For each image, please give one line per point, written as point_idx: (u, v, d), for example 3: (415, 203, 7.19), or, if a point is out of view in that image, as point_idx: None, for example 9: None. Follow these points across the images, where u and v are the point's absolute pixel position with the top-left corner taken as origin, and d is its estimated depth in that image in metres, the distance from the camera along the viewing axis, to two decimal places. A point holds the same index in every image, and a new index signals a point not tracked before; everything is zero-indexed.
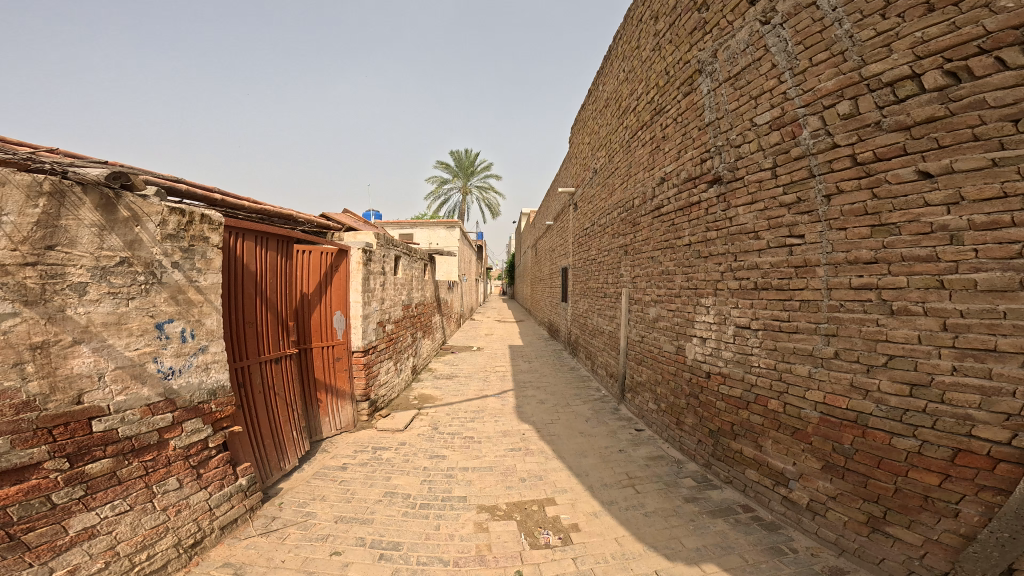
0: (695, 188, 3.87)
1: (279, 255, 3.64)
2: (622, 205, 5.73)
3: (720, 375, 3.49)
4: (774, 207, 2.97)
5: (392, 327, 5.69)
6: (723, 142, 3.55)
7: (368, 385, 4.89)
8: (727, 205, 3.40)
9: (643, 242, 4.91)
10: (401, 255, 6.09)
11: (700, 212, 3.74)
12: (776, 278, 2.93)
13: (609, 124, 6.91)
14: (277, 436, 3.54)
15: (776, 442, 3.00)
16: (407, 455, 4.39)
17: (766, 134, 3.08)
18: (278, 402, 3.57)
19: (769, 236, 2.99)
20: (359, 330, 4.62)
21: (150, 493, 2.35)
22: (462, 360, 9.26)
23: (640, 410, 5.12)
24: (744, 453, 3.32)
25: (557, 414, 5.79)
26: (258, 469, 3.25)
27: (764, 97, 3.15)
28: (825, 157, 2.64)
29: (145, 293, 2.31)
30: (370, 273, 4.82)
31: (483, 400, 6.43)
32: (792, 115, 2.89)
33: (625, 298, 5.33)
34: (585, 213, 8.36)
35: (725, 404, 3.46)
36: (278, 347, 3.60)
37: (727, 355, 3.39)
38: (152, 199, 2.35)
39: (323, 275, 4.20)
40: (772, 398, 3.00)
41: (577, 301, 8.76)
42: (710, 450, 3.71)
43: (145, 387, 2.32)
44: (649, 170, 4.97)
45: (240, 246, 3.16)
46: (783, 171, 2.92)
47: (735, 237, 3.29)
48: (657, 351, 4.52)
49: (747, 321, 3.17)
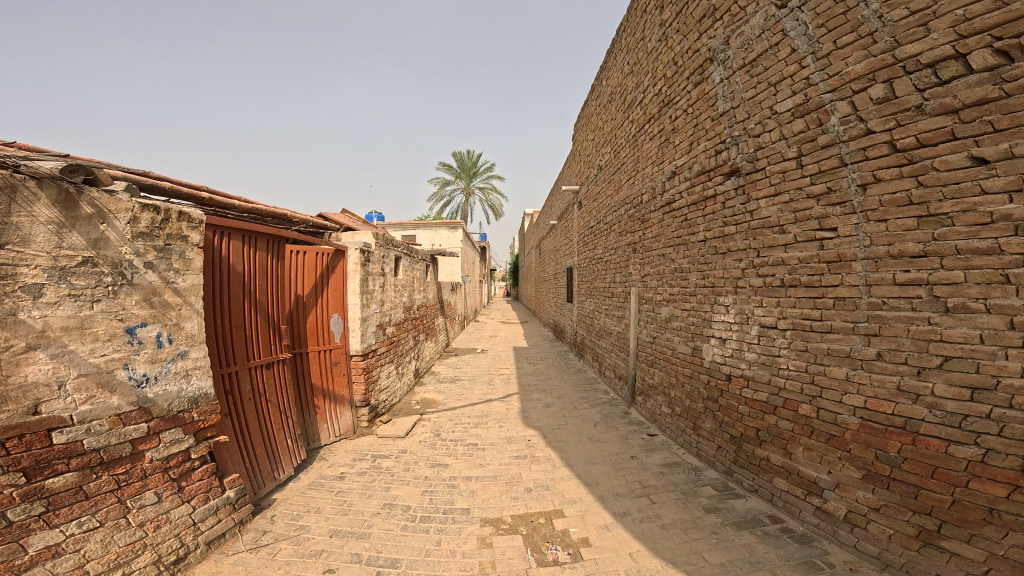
0: (709, 181, 3.64)
1: (270, 256, 3.48)
2: (631, 201, 5.49)
3: (743, 379, 3.25)
4: (800, 199, 2.74)
5: (393, 330, 5.51)
6: (740, 132, 3.32)
7: (368, 390, 4.70)
8: (748, 197, 3.17)
9: (653, 240, 4.67)
10: (402, 256, 5.91)
11: (717, 206, 3.50)
12: (805, 274, 2.69)
13: (614, 120, 6.70)
14: (269, 445, 3.36)
15: (808, 449, 2.76)
16: (407, 464, 4.19)
17: (789, 122, 2.84)
18: (270, 409, 3.40)
19: (797, 229, 2.75)
20: (358, 333, 4.43)
21: (124, 508, 2.19)
22: (466, 363, 9.06)
23: (653, 414, 4.88)
24: (770, 461, 3.08)
25: (565, 418, 5.57)
26: (248, 480, 3.07)
27: (784, 83, 2.91)
28: (858, 145, 2.40)
29: (112, 295, 2.15)
30: (369, 274, 4.64)
31: (487, 404, 6.23)
32: (817, 101, 2.65)
33: (635, 297, 5.11)
34: (589, 212, 8.14)
35: (749, 409, 3.22)
36: (270, 351, 3.44)
37: (751, 357, 3.15)
38: (120, 195, 2.19)
39: (318, 276, 4.03)
40: (803, 403, 2.76)
41: (583, 301, 8.52)
42: (732, 456, 3.47)
43: (115, 396, 2.16)
44: (658, 164, 4.74)
45: (226, 246, 3.00)
46: (810, 160, 2.68)
47: (758, 231, 3.06)
48: (670, 352, 4.29)
49: (773, 320, 2.94)
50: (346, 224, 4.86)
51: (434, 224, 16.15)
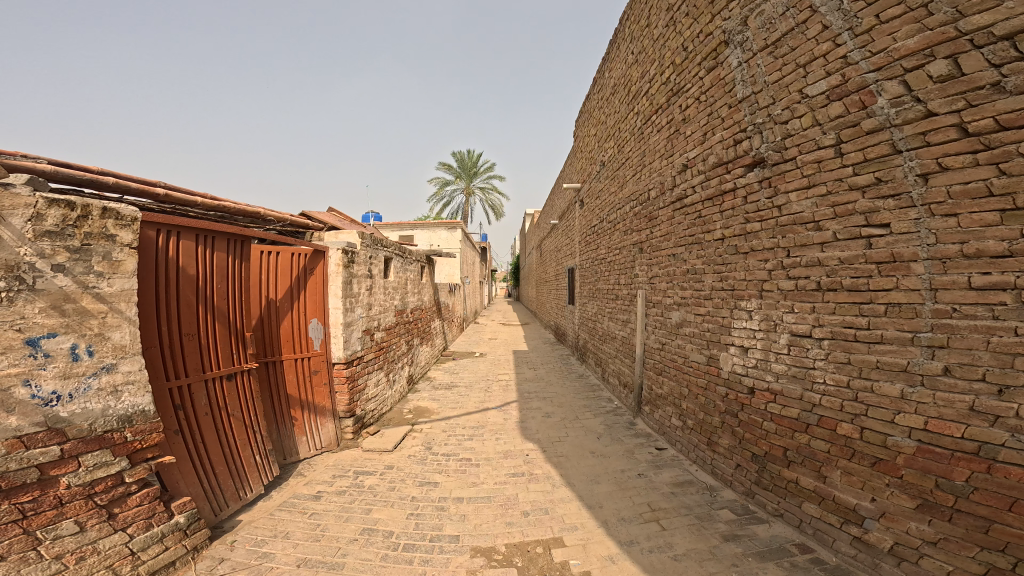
0: (727, 174, 3.26)
1: (234, 256, 3.16)
2: (637, 197, 5.10)
3: (768, 393, 2.87)
4: (840, 191, 2.36)
5: (383, 335, 5.15)
6: (764, 118, 2.94)
7: (353, 400, 4.34)
8: (775, 190, 2.80)
9: (662, 238, 4.29)
10: (394, 257, 5.56)
11: (738, 198, 3.13)
12: (848, 277, 2.32)
13: (618, 113, 6.31)
14: (232, 464, 3.03)
15: (847, 474, 2.38)
16: (392, 482, 3.82)
17: (823, 107, 2.47)
18: (233, 424, 3.07)
19: (836, 225, 2.38)
20: (340, 340, 4.06)
21: (33, 540, 1.90)
22: (464, 368, 8.68)
23: (661, 426, 4.50)
24: (800, 484, 2.69)
25: (566, 430, 5.19)
26: (205, 503, 2.75)
27: (815, 64, 2.54)
28: (915, 128, 2.03)
29: (8, 302, 1.83)
30: (354, 276, 4.28)
31: (483, 414, 5.85)
32: (858, 82, 2.28)
33: (641, 301, 4.72)
34: (592, 210, 7.76)
35: (775, 426, 2.83)
36: (234, 361, 3.11)
37: (778, 370, 2.77)
38: (20, 188, 1.89)
39: (292, 278, 3.70)
40: (843, 422, 2.38)
41: (585, 304, 8.14)
42: (753, 476, 3.09)
43: (13, 417, 1.85)
44: (666, 158, 4.37)
45: (175, 245, 2.67)
46: (852, 147, 2.31)
47: (786, 227, 2.69)
48: (681, 361, 3.91)
49: (806, 329, 2.55)
50: (329, 222, 4.52)
51: (433, 224, 15.81)
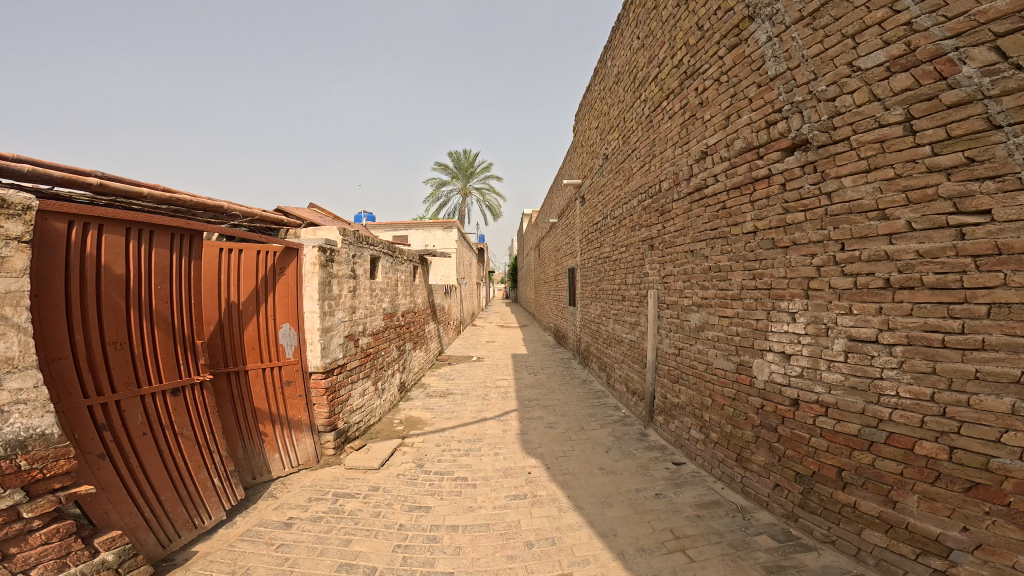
0: (759, 159, 2.86)
1: (184, 254, 2.74)
2: (646, 190, 4.69)
3: (817, 407, 2.46)
4: (914, 173, 1.98)
5: (369, 340, 4.69)
6: (803, 96, 2.52)
7: (334, 413, 3.87)
8: (822, 174, 2.38)
9: (677, 233, 3.87)
10: (382, 256, 5.10)
11: (774, 185, 2.72)
12: (930, 272, 1.92)
13: (622, 102, 5.92)
14: (183, 489, 2.61)
15: (928, 499, 2.00)
16: (377, 506, 3.33)
17: (885, 80, 2.08)
18: (183, 444, 2.65)
19: (911, 213, 1.99)
20: (317, 347, 3.59)
21: None
22: (461, 373, 8.21)
23: (678, 438, 4.08)
24: (860, 509, 2.30)
25: (571, 443, 4.74)
26: (144, 536, 2.35)
27: (869, 32, 2.15)
28: (1020, 99, 1.67)
29: None
30: (333, 277, 3.80)
31: (481, 425, 5.39)
32: (931, 50, 1.90)
33: (652, 302, 4.29)
34: (594, 206, 7.34)
35: (827, 443, 2.43)
36: (183, 371, 2.69)
37: (830, 381, 2.37)
38: None
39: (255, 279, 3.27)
40: (924, 440, 1.99)
41: (588, 305, 7.72)
42: (797, 498, 2.68)
43: None
44: (680, 146, 3.97)
45: (97, 242, 2.24)
46: (929, 123, 1.93)
47: (839, 216, 2.28)
48: (703, 369, 3.49)
49: (872, 333, 2.15)
50: (307, 218, 4.07)
51: (428, 224, 15.35)
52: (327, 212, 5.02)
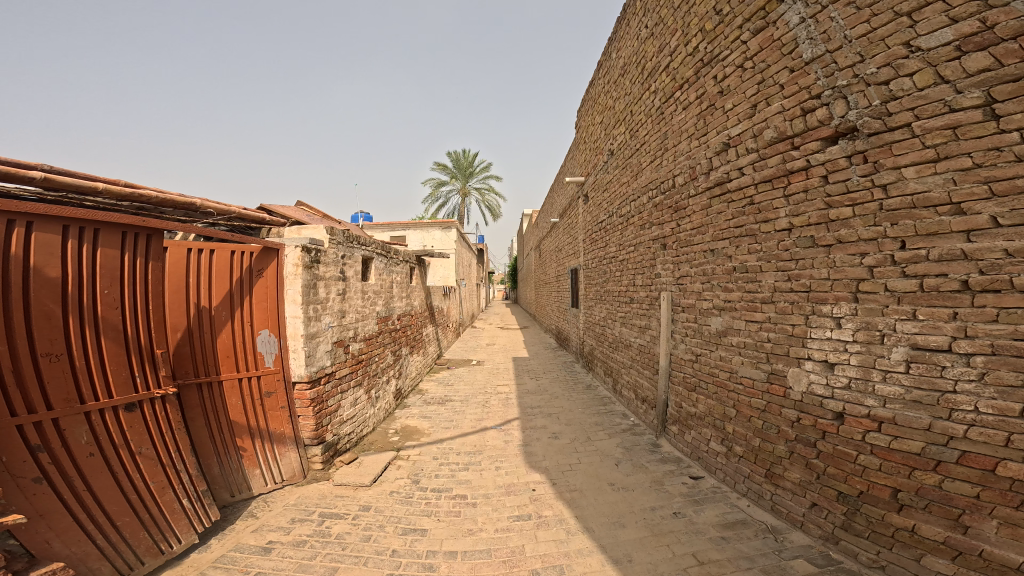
0: (794, 150, 2.61)
1: (141, 255, 2.45)
2: (657, 184, 4.37)
3: (868, 422, 2.26)
4: (998, 162, 1.79)
5: (362, 346, 4.38)
6: (847, 80, 2.30)
7: (322, 425, 3.57)
8: (875, 165, 2.17)
9: (694, 231, 3.56)
10: (375, 257, 4.79)
11: (814, 177, 2.48)
12: (1017, 275, 1.72)
13: (628, 95, 5.62)
14: (145, 514, 2.30)
15: (1011, 525, 1.82)
16: (367, 530, 3.00)
17: (955, 60, 1.90)
18: (143, 465, 2.34)
19: (996, 207, 1.78)
20: (301, 355, 3.28)
21: None
22: (460, 378, 7.88)
23: (695, 450, 3.77)
24: (919, 533, 2.12)
25: (577, 455, 4.44)
26: (94, 568, 2.07)
27: (932, 8, 1.95)
28: None
29: None
30: (319, 278, 3.49)
31: (481, 435, 5.08)
32: (1015, 26, 1.72)
33: (665, 304, 3.99)
34: (598, 204, 7.03)
35: (880, 461, 2.24)
36: (140, 383, 2.39)
37: (886, 394, 2.17)
38: None
39: (228, 281, 2.97)
40: (1008, 462, 1.80)
41: (592, 307, 7.41)
42: (839, 519, 2.48)
43: None
44: (695, 138, 3.69)
45: (27, 241, 1.95)
46: (1015, 105, 1.75)
47: (898, 212, 2.07)
48: (725, 378, 3.21)
49: (945, 342, 1.94)
50: (292, 217, 3.77)
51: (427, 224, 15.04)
52: (316, 210, 4.73)
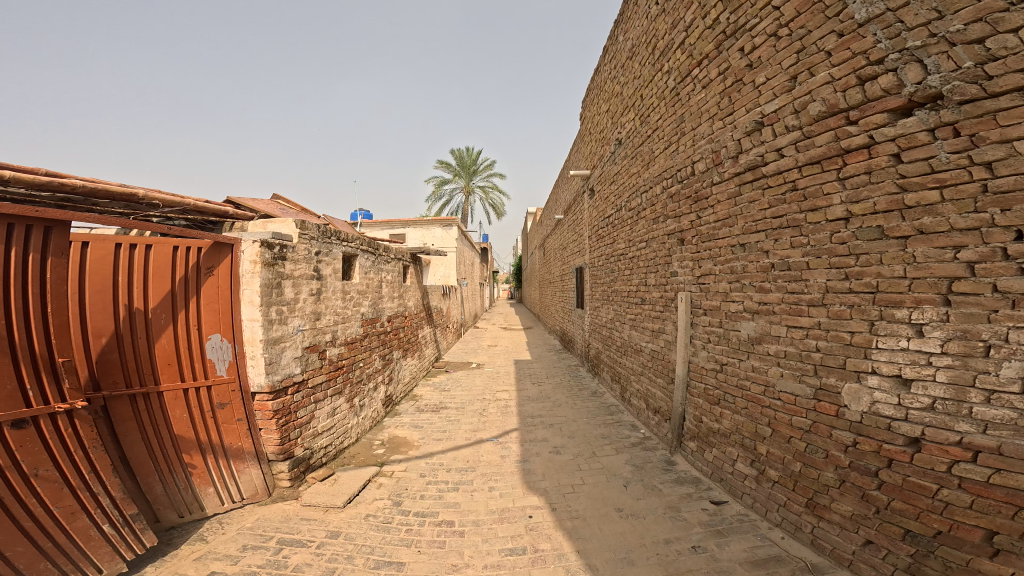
0: (850, 125, 2.12)
1: (46, 252, 2.11)
2: (669, 173, 3.85)
3: (958, 451, 1.78)
4: None
5: (342, 350, 3.96)
6: (922, 41, 1.84)
7: (289, 439, 3.20)
8: (971, 140, 1.71)
9: (718, 223, 3.05)
10: (361, 253, 4.37)
11: (880, 156, 1.98)
12: None
13: (635, 77, 5.10)
14: (42, 543, 1.98)
15: None
16: (331, 562, 2.56)
17: None
18: (40, 490, 2.00)
19: None
20: (261, 363, 2.92)
21: None
22: (457, 383, 7.42)
23: (716, 471, 3.26)
24: None
25: (580, 473, 3.95)
26: None
27: None
28: None
29: None
30: (284, 276, 3.10)
31: (475, 449, 4.61)
32: None
33: (683, 305, 3.48)
34: (603, 197, 6.50)
35: (971, 499, 1.77)
36: (38, 396, 2.04)
37: (988, 418, 1.69)
38: None
39: (168, 279, 2.64)
40: None
41: (598, 308, 6.89)
42: (904, 564, 2.00)
43: None
44: (715, 118, 3.18)
45: None
46: None
47: (1010, 195, 1.60)
48: (758, 395, 2.72)
49: None
50: (260, 210, 3.38)
51: (427, 223, 14.64)
52: (293, 205, 4.34)
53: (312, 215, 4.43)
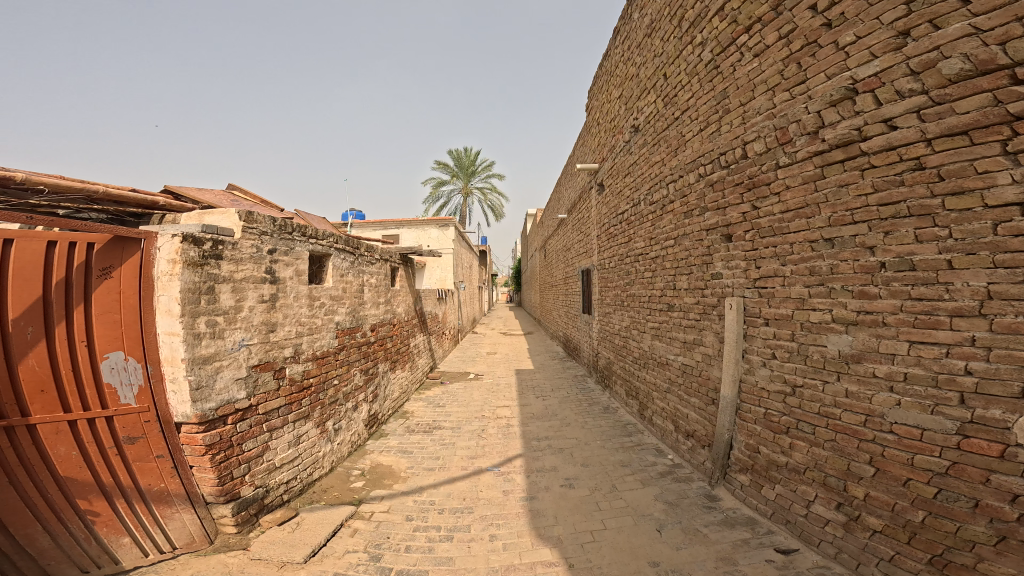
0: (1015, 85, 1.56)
1: None
2: (708, 157, 3.19)
3: None
4: None
5: (310, 366, 3.27)
6: None
7: (235, 478, 2.56)
8: None
9: (787, 214, 2.41)
10: (336, 252, 3.68)
11: None
12: None
13: (654, 54, 4.46)
14: None
15: None
16: None
17: None
18: None
19: None
20: (185, 390, 2.29)
21: None
22: (453, 397, 6.67)
23: (779, 511, 2.59)
24: None
25: (599, 513, 3.22)
26: None
27: None
28: None
29: None
30: (222, 278, 2.45)
31: (472, 480, 3.84)
32: None
33: (733, 312, 2.81)
34: (615, 192, 5.85)
35: None
36: None
37: None
38: None
39: (45, 282, 2.02)
40: None
41: (610, 314, 6.20)
42: None
43: None
44: (776, 87, 2.54)
45: None
46: None
47: None
48: (856, 429, 2.09)
49: None
50: (201, 200, 2.77)
51: (423, 223, 13.94)
52: (249, 198, 3.69)
53: (270, 211, 3.79)
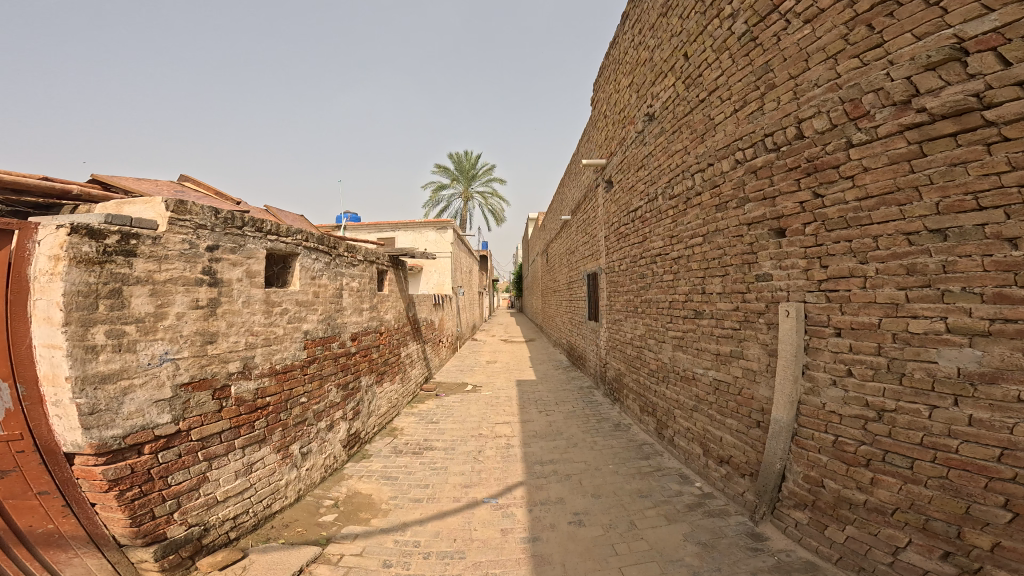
0: None
1: None
2: (747, 140, 2.69)
3: None
4: None
5: (265, 380, 2.75)
6: None
7: (156, 517, 2.08)
8: None
9: (873, 202, 1.91)
10: (304, 252, 3.18)
11: None
12: None
13: (670, 33, 3.99)
14: None
15: None
16: None
17: None
18: None
19: None
20: (71, 416, 1.81)
21: None
22: (447, 412, 6.09)
23: (851, 557, 2.08)
24: None
25: (617, 559, 2.64)
26: None
27: None
28: None
29: None
30: (131, 278, 1.99)
31: (464, 515, 3.26)
32: None
33: (794, 321, 2.30)
34: (626, 188, 5.36)
35: None
36: None
37: None
38: None
39: None
40: None
41: (621, 322, 5.67)
42: None
43: None
44: (840, 48, 2.05)
45: None
46: None
47: None
48: (985, 464, 1.61)
49: None
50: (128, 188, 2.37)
51: (422, 224, 13.50)
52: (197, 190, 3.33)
53: (223, 202, 3.40)
